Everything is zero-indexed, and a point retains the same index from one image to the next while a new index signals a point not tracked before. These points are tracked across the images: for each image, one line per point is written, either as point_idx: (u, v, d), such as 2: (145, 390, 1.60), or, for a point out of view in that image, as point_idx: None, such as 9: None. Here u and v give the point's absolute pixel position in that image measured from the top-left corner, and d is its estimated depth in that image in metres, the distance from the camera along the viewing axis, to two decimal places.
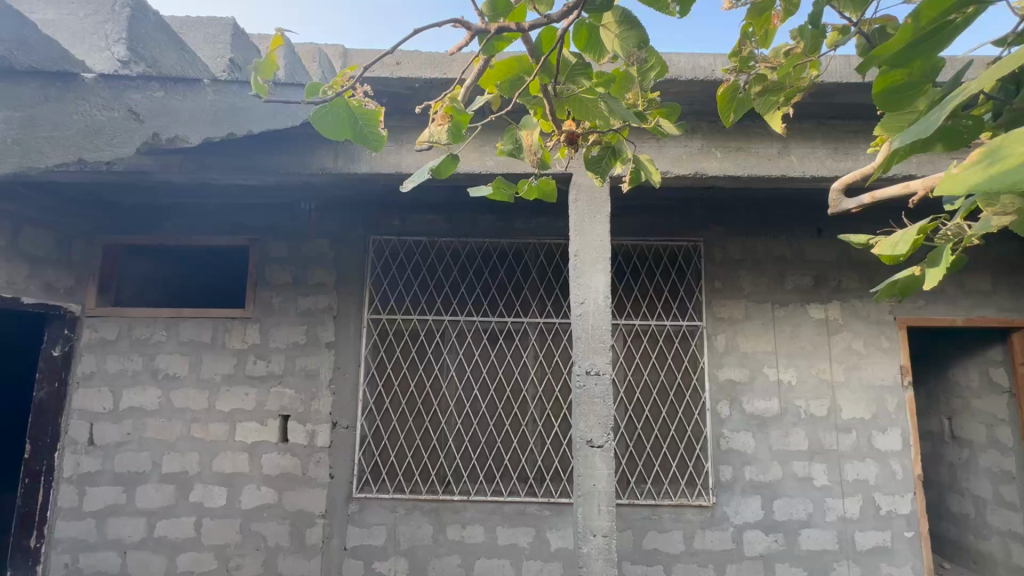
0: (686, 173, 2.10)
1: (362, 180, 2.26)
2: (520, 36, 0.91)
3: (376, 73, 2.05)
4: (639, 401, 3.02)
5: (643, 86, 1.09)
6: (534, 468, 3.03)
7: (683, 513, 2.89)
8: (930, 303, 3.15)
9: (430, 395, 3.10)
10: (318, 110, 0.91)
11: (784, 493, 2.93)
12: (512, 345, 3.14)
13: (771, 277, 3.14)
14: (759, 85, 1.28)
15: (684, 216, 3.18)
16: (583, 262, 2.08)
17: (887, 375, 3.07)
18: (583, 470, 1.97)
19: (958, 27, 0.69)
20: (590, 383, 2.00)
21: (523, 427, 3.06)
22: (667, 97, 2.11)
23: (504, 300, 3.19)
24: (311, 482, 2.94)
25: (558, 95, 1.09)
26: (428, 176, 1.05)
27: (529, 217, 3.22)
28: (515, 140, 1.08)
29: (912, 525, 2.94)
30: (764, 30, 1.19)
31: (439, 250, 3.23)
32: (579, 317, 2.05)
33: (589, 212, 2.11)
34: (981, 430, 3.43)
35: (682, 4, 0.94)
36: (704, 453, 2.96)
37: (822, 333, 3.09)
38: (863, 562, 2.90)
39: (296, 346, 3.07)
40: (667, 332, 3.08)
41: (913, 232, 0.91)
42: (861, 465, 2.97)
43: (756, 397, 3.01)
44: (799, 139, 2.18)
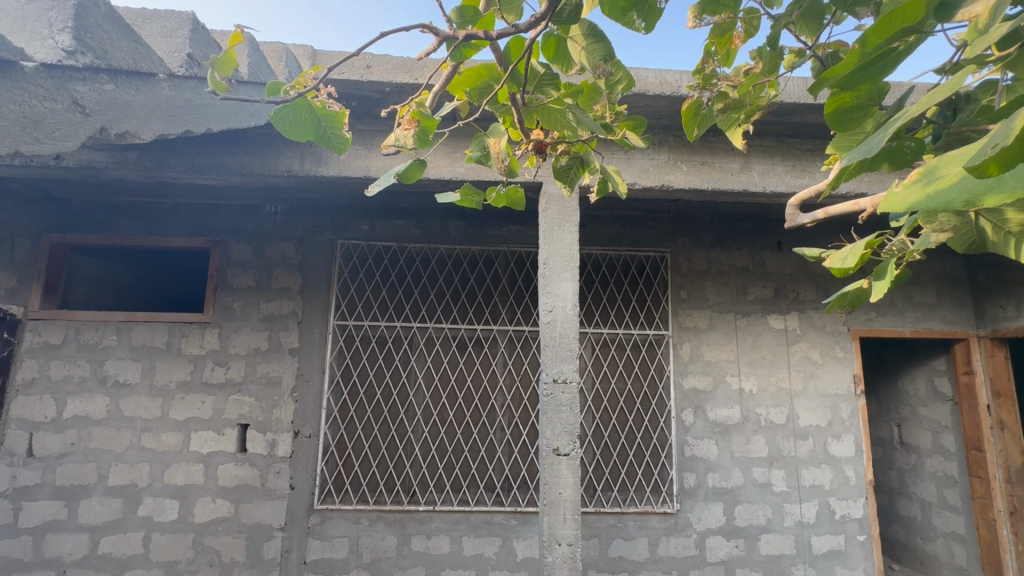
0: (653, 185, 2.15)
1: (330, 183, 2.22)
2: (487, 44, 0.91)
3: (345, 76, 2.03)
4: (607, 409, 3.05)
5: (610, 99, 1.13)
6: (501, 477, 3.01)
7: (648, 521, 2.92)
8: (881, 314, 3.31)
9: (397, 403, 3.04)
10: (280, 110, 0.89)
11: (745, 499, 3.01)
12: (481, 353, 3.13)
13: (734, 287, 3.23)
14: (722, 102, 1.32)
15: (651, 226, 3.24)
16: (552, 270, 2.09)
17: (841, 384, 3.20)
18: (549, 479, 1.96)
19: (902, 52, 0.73)
20: (557, 391, 2.01)
21: (491, 435, 3.04)
22: (634, 111, 2.16)
23: (474, 307, 3.17)
24: (270, 493, 2.84)
25: (526, 104, 1.09)
26: (394, 180, 1.03)
27: (500, 225, 3.24)
28: (483, 147, 1.09)
29: (864, 528, 3.06)
30: (726, 49, 1.23)
31: (408, 255, 3.20)
32: (547, 324, 2.06)
33: (558, 220, 2.13)
34: (927, 436, 3.61)
35: (647, 20, 0.96)
36: (670, 460, 3.01)
37: (781, 342, 3.20)
38: (819, 565, 3.00)
39: (258, 352, 2.97)
40: (634, 340, 3.12)
41: (860, 247, 0.95)
42: (817, 471, 3.08)
43: (719, 405, 3.08)
44: (760, 156, 2.27)
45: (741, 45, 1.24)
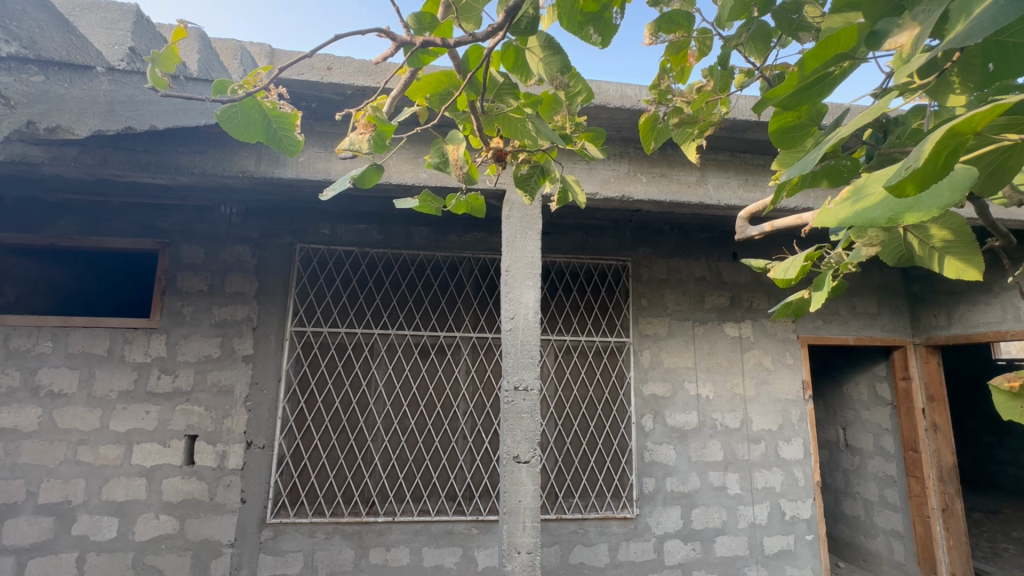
0: (614, 195, 2.19)
1: (287, 185, 2.16)
2: (445, 52, 0.91)
3: (305, 77, 1.99)
4: (569, 416, 3.07)
5: (570, 110, 1.15)
6: (462, 485, 2.98)
7: (608, 526, 2.95)
8: (827, 323, 3.48)
9: (356, 412, 2.97)
10: (227, 109, 0.86)
11: (701, 502, 3.08)
12: (444, 360, 3.09)
13: (692, 296, 3.33)
14: (677, 117, 1.37)
15: (613, 236, 3.31)
16: (514, 277, 2.10)
17: (791, 390, 3.34)
18: (509, 486, 1.96)
19: (837, 76, 0.77)
20: (518, 398, 2.01)
21: (453, 443, 3.01)
22: (595, 122, 2.21)
23: (437, 314, 3.14)
24: (219, 508, 2.72)
25: (485, 112, 1.10)
26: (349, 184, 1.01)
27: (464, 231, 3.23)
28: (442, 154, 1.08)
29: (812, 528, 3.19)
30: (681, 66, 1.27)
31: (370, 261, 3.14)
32: (508, 332, 2.06)
33: (521, 228, 2.14)
34: (869, 438, 3.81)
35: (603, 35, 0.99)
36: (630, 465, 3.05)
37: (736, 349, 3.32)
38: (770, 565, 3.10)
39: (208, 359, 2.84)
40: (596, 347, 3.16)
41: (801, 259, 1.00)
42: (768, 473, 3.20)
43: (677, 411, 3.16)
44: (715, 169, 2.35)
45: (694, 64, 1.28)
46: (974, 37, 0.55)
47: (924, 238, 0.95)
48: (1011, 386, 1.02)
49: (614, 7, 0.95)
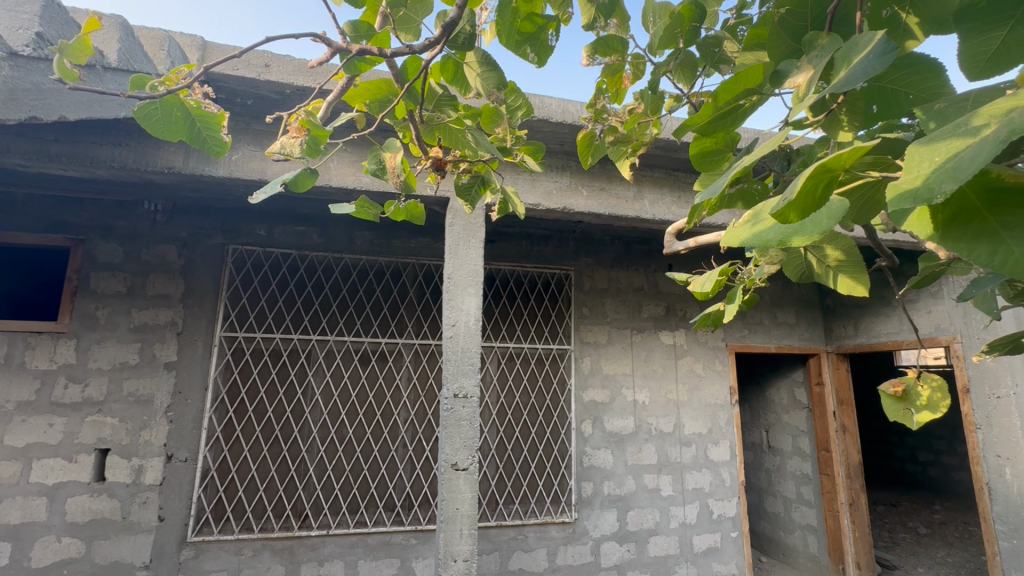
0: (556, 207, 2.26)
1: (218, 183, 2.05)
2: (383, 61, 0.92)
3: (240, 73, 1.91)
4: (510, 422, 3.10)
5: (511, 123, 1.18)
6: (401, 495, 2.92)
7: (547, 531, 3.00)
8: (752, 332, 3.73)
9: (290, 421, 2.85)
10: (146, 105, 0.83)
11: (636, 504, 3.20)
12: (385, 367, 3.03)
13: (631, 305, 3.47)
14: (612, 135, 1.45)
15: (557, 245, 3.40)
16: (456, 285, 2.10)
17: (719, 395, 3.54)
18: (446, 494, 1.95)
19: (748, 108, 0.84)
20: (458, 405, 2.01)
21: (392, 453, 2.95)
22: (538, 135, 2.27)
23: (379, 320, 3.08)
24: (133, 527, 2.52)
25: (426, 121, 1.11)
26: (281, 187, 0.98)
27: (409, 237, 3.20)
28: (379, 161, 1.07)
29: (736, 525, 3.39)
30: (616, 87, 1.33)
31: (309, 265, 3.04)
32: (449, 339, 2.06)
33: (463, 236, 2.15)
34: (788, 440, 4.10)
35: (539, 55, 1.02)
36: (569, 470, 3.11)
37: (671, 357, 3.48)
38: (698, 562, 3.26)
39: (125, 367, 2.64)
40: (539, 354, 3.21)
41: (715, 274, 1.08)
42: (698, 475, 3.37)
43: (615, 416, 3.26)
44: (651, 185, 2.48)
45: (629, 86, 1.35)
46: (851, 84, 0.61)
47: (821, 257, 1.05)
48: (896, 390, 1.15)
49: (550, 29, 0.99)
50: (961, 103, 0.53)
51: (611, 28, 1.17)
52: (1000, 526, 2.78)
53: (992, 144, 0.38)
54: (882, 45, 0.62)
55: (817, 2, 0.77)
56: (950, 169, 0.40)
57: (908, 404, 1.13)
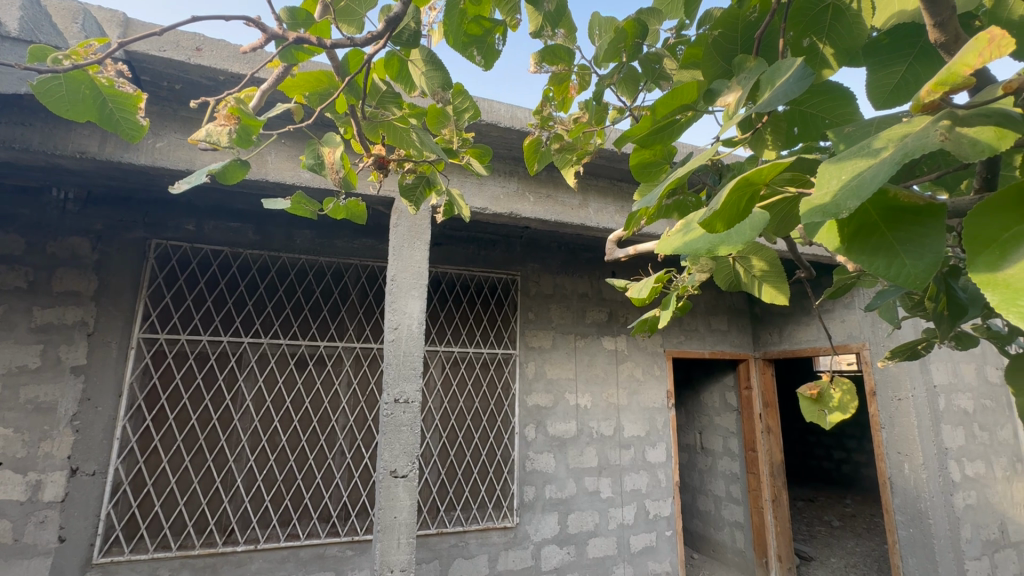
0: (503, 211, 2.27)
1: (139, 172, 1.90)
2: (322, 52, 0.88)
3: (169, 55, 1.78)
4: (454, 428, 3.06)
5: (458, 125, 1.18)
6: (338, 505, 2.80)
7: (488, 537, 2.98)
8: (688, 338, 3.91)
9: (216, 429, 2.66)
10: (47, 80, 0.75)
11: (577, 507, 3.25)
12: (323, 371, 2.90)
13: (575, 311, 3.53)
14: (558, 143, 1.47)
15: (504, 250, 3.41)
16: (399, 287, 2.06)
17: (657, 399, 3.68)
18: (384, 503, 1.89)
19: (683, 123, 0.86)
20: (398, 411, 1.96)
21: (329, 461, 2.82)
22: (486, 140, 2.27)
23: (318, 322, 2.95)
24: (27, 550, 2.26)
25: (368, 118, 1.08)
26: (207, 178, 0.92)
27: (352, 237, 3.11)
28: (317, 155, 1.02)
29: (671, 524, 3.52)
30: (562, 96, 1.36)
31: (243, 263, 2.87)
32: (391, 342, 2.01)
33: (408, 238, 2.11)
34: (719, 441, 4.32)
35: (486, 58, 1.02)
36: (511, 475, 3.11)
37: (613, 361, 3.58)
38: (635, 561, 3.35)
39: (22, 371, 2.37)
40: (484, 359, 3.20)
41: (651, 281, 1.11)
42: (636, 476, 3.47)
43: (558, 420, 3.31)
44: (596, 195, 2.55)
45: (574, 96, 1.37)
46: (773, 105, 0.65)
47: (748, 268, 1.12)
48: (812, 393, 1.23)
49: (497, 33, 0.99)
50: (867, 128, 0.58)
51: (558, 38, 1.18)
52: (900, 517, 3.05)
53: (889, 165, 0.42)
54: (801, 70, 0.67)
55: (746, 27, 0.82)
56: (855, 187, 0.43)
57: (822, 405, 1.22)
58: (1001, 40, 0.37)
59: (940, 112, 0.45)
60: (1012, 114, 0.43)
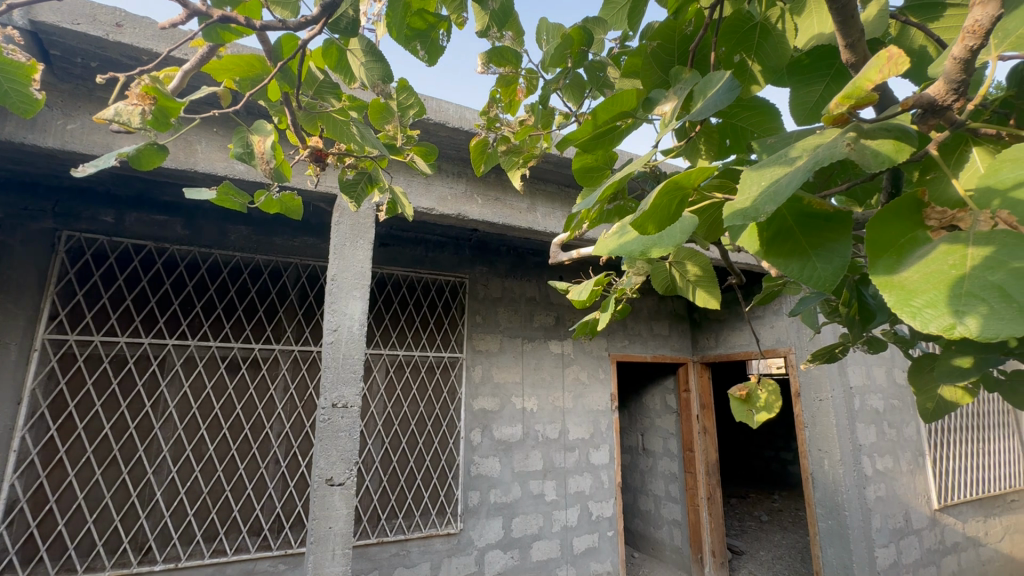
0: (449, 212, 2.25)
1: (44, 155, 1.73)
2: (252, 33, 0.83)
3: (83, 28, 1.63)
4: (397, 433, 2.97)
5: (402, 121, 1.16)
6: (270, 518, 2.65)
7: (431, 544, 2.92)
8: (631, 342, 4.03)
9: (133, 439, 2.45)
10: None
11: (521, 511, 3.25)
12: (257, 376, 2.75)
13: (523, 314, 3.55)
14: (505, 145, 1.47)
15: (452, 253, 3.38)
16: (339, 287, 1.98)
17: (601, 402, 3.75)
18: (318, 513, 1.80)
19: (623, 129, 0.87)
20: (336, 416, 1.88)
21: (261, 470, 2.67)
22: (434, 140, 2.24)
23: (253, 324, 2.79)
24: None
25: (305, 108, 1.03)
26: (116, 162, 0.85)
27: (291, 235, 2.99)
28: (247, 144, 0.96)
29: (612, 525, 3.59)
30: (510, 98, 1.36)
31: (169, 258, 2.67)
32: (329, 344, 1.92)
33: (350, 236, 2.04)
34: (659, 442, 4.46)
35: (430, 54, 1.00)
36: (456, 480, 3.07)
37: (559, 365, 3.63)
38: (578, 563, 3.39)
39: None
40: (430, 362, 3.14)
41: (591, 284, 1.13)
42: (580, 478, 3.52)
43: (503, 424, 3.30)
44: (544, 199, 2.57)
45: (521, 99, 1.38)
46: (704, 114, 0.67)
47: (683, 272, 1.16)
48: (741, 393, 1.29)
49: (441, 29, 0.97)
50: (787, 140, 0.61)
51: (506, 40, 1.18)
52: (820, 510, 3.27)
53: (803, 172, 0.44)
54: (730, 82, 0.70)
55: (682, 40, 0.85)
56: (773, 192, 0.45)
57: (750, 404, 1.28)
58: (899, 58, 0.40)
59: (848, 125, 0.48)
60: (909, 130, 0.46)
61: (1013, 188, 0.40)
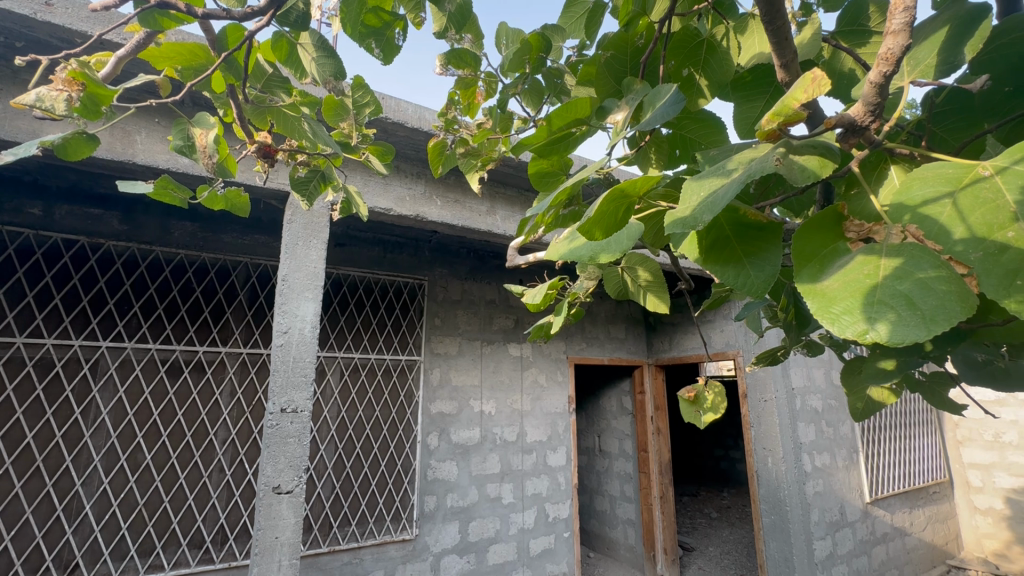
0: (408, 213, 2.22)
1: None
2: (194, 21, 0.79)
3: (7, 4, 1.50)
4: (351, 438, 2.90)
5: (358, 120, 1.13)
6: (213, 529, 2.52)
7: (385, 551, 2.87)
8: (589, 345, 4.10)
9: (60, 449, 2.28)
10: None
11: (478, 515, 3.24)
12: (201, 380, 2.61)
13: (482, 317, 3.55)
14: (463, 147, 1.47)
15: (411, 254, 3.34)
16: (291, 288, 1.92)
17: (559, 404, 3.79)
18: (264, 523, 1.73)
19: (578, 137, 0.88)
20: (285, 421, 1.82)
21: (204, 479, 2.54)
22: (393, 140, 2.21)
23: (197, 326, 2.65)
24: None
25: (253, 102, 0.99)
26: (38, 151, 0.78)
27: (241, 233, 2.88)
28: (186, 136, 0.93)
29: (568, 526, 3.62)
30: (469, 101, 1.36)
31: (104, 255, 2.50)
32: (279, 347, 1.86)
33: (303, 235, 1.98)
34: (615, 443, 4.55)
35: (385, 52, 0.99)
36: (412, 485, 3.02)
37: (517, 368, 3.64)
38: (534, 565, 3.41)
39: None
40: (386, 365, 3.08)
41: (545, 288, 1.14)
42: (537, 481, 3.54)
43: (461, 427, 3.28)
44: (503, 203, 2.59)
45: (481, 102, 1.38)
46: (653, 125, 0.70)
47: (635, 278, 1.19)
48: (690, 395, 1.33)
49: (396, 28, 0.96)
50: (728, 153, 0.64)
51: (465, 42, 1.18)
52: (764, 506, 3.42)
53: (736, 185, 0.46)
54: (676, 95, 0.72)
55: (635, 51, 0.87)
56: (710, 204, 0.47)
57: (698, 406, 1.33)
58: (822, 80, 0.43)
59: (779, 141, 0.50)
60: (833, 148, 0.49)
61: (922, 205, 0.42)
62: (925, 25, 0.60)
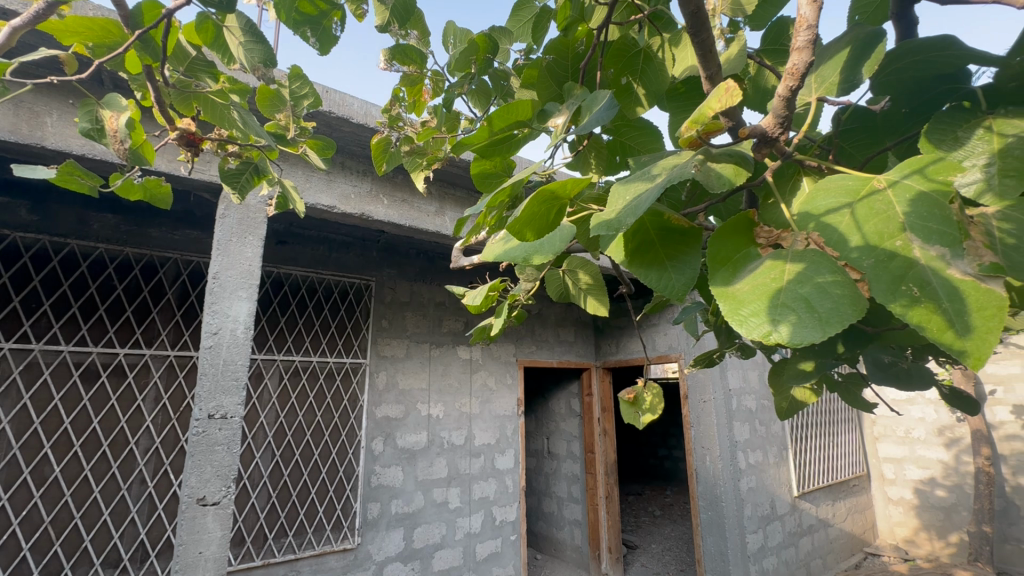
0: (352, 211, 2.16)
1: None
2: None
3: None
4: (290, 444, 2.77)
5: (295, 111, 1.08)
6: (131, 546, 2.34)
7: (324, 562, 2.75)
8: (538, 348, 4.14)
9: None
10: None
11: (423, 520, 3.18)
12: (121, 385, 2.41)
13: (431, 319, 3.49)
14: (408, 145, 1.44)
15: (358, 254, 3.25)
16: (222, 286, 1.81)
17: (508, 407, 3.79)
18: (185, 537, 1.62)
19: (521, 138, 0.88)
20: (212, 428, 1.71)
21: (122, 492, 2.35)
22: (337, 135, 2.14)
23: (118, 326, 2.45)
24: None
25: (176, 86, 0.93)
26: None
27: (171, 227, 2.71)
28: (94, 118, 0.85)
29: (516, 529, 3.62)
30: (415, 98, 1.34)
31: (9, 247, 2.28)
32: (208, 350, 1.75)
33: (237, 231, 1.87)
34: (563, 445, 4.60)
35: (321, 42, 0.95)
36: (354, 493, 2.92)
37: (466, 371, 3.61)
38: (479, 569, 3.39)
39: None
40: (329, 369, 2.96)
41: (485, 289, 1.12)
42: (484, 484, 3.52)
43: (407, 432, 3.22)
44: (453, 204, 2.56)
45: (427, 100, 1.36)
46: (590, 128, 0.70)
47: (576, 280, 1.20)
48: (630, 396, 1.36)
49: (333, 17, 0.93)
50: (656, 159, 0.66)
51: (411, 39, 1.16)
52: (702, 503, 3.57)
53: (657, 189, 0.47)
54: (610, 101, 0.74)
55: (574, 56, 0.89)
56: (633, 206, 0.47)
57: (637, 406, 1.36)
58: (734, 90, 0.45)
59: (700, 149, 0.52)
60: (749, 157, 0.51)
61: (825, 214, 0.45)
62: (833, 45, 0.65)
